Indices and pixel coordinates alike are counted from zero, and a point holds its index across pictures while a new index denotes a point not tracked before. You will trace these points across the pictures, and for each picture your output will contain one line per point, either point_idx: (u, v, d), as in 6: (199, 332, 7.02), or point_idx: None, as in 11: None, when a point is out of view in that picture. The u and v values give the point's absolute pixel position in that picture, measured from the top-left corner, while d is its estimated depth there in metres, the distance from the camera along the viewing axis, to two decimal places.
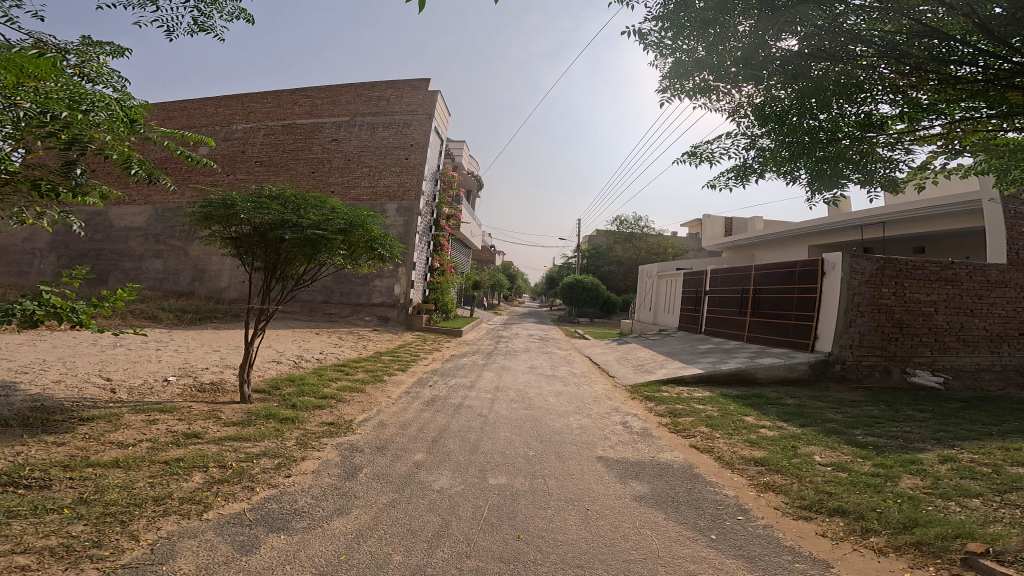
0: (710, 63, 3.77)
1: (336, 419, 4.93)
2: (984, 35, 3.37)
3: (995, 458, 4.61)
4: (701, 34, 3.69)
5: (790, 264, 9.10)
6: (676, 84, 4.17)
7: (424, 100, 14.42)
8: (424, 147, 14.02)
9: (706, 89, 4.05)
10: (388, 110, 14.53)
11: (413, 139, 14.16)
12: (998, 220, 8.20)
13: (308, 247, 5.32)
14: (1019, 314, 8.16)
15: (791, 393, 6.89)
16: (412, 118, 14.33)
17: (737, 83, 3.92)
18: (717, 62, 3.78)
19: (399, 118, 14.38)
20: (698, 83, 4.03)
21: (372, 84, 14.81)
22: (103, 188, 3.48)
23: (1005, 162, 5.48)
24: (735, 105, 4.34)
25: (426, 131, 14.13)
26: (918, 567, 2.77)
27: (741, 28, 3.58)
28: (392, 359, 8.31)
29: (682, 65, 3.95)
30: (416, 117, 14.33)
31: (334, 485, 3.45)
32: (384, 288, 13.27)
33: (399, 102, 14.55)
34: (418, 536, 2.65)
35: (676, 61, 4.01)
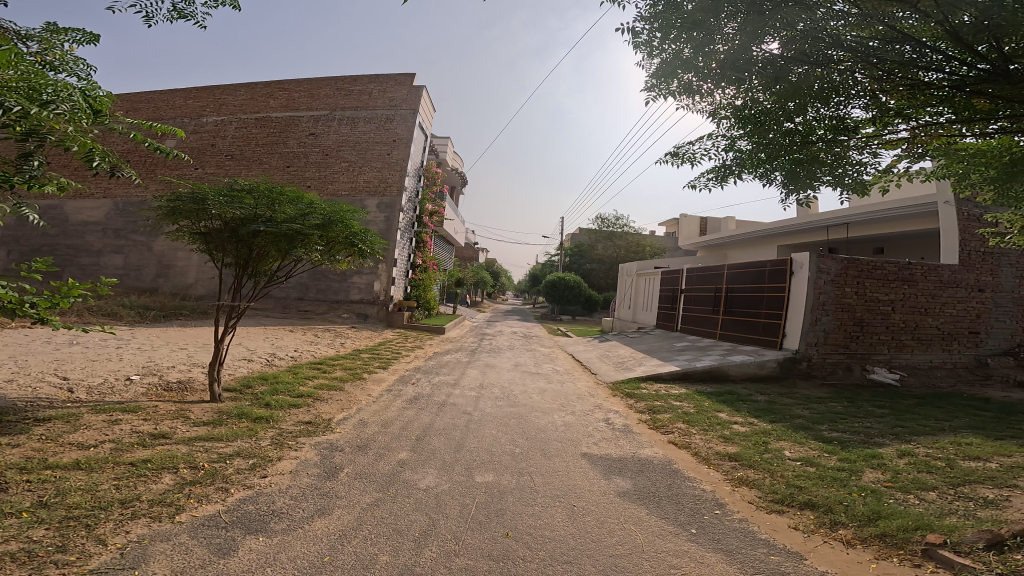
0: (695, 64, 3.84)
1: (314, 418, 4.88)
2: (953, 43, 3.49)
3: (950, 452, 4.79)
4: (688, 36, 3.76)
5: (761, 263, 9.31)
6: (661, 84, 4.22)
7: (408, 95, 14.35)
8: (406, 143, 13.92)
9: (689, 89, 4.11)
10: (370, 105, 14.41)
11: (396, 134, 14.04)
12: (953, 222, 8.51)
13: (284, 242, 5.25)
14: (969, 313, 8.45)
15: (762, 389, 7.04)
16: (395, 113, 14.22)
17: (720, 84, 3.99)
18: (702, 63, 3.85)
19: (381, 113, 14.26)
20: (683, 85, 4.10)
21: (353, 79, 14.69)
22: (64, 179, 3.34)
23: (966, 164, 5.66)
24: (716, 106, 4.41)
25: (410, 126, 14.04)
26: (884, 558, 2.87)
27: (727, 30, 3.65)
28: (371, 357, 8.22)
29: (668, 66, 4.01)
30: (398, 112, 14.23)
31: (313, 485, 3.42)
32: (362, 286, 13.17)
33: (380, 97, 14.45)
34: (405, 535, 2.64)
35: (662, 62, 4.06)
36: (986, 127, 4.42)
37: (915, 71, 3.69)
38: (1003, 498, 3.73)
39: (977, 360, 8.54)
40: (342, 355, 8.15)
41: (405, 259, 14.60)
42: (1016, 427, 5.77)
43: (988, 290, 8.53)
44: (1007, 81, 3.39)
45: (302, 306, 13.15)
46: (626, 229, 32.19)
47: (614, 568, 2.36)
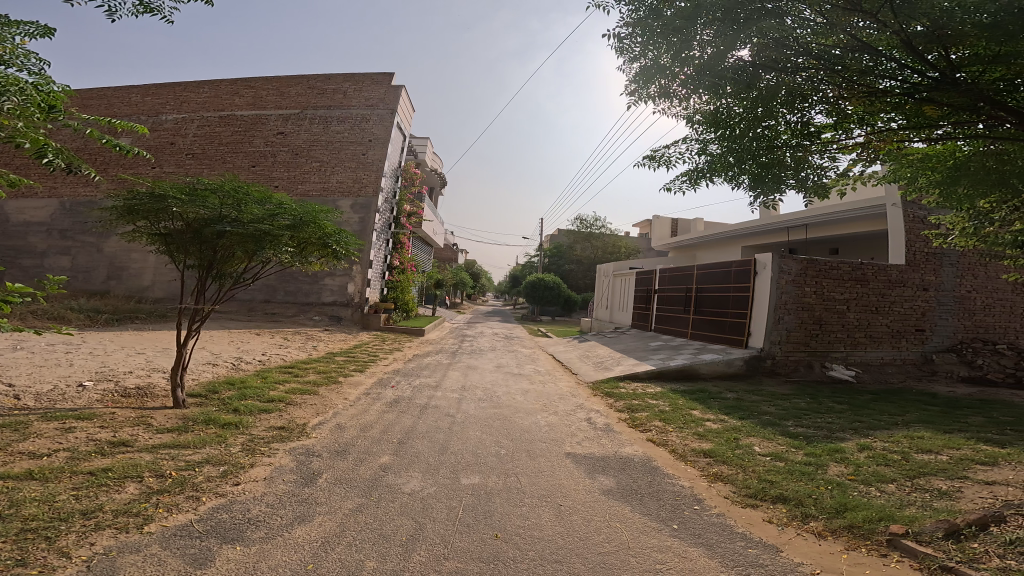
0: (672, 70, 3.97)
1: (287, 423, 4.80)
2: (908, 51, 3.66)
3: (904, 446, 4.99)
4: (666, 42, 3.87)
5: (727, 264, 9.52)
6: (641, 90, 4.33)
7: (385, 94, 14.25)
8: (383, 143, 13.77)
9: (667, 94, 4.22)
10: (345, 104, 14.26)
11: (372, 134, 13.89)
12: (899, 225, 8.83)
13: (252, 243, 5.14)
14: (915, 312, 8.79)
15: (731, 387, 7.22)
16: (371, 113, 14.10)
17: (694, 91, 4.12)
18: (678, 70, 3.98)
19: (356, 112, 14.12)
20: (659, 89, 4.21)
21: (326, 78, 14.53)
22: (11, 176, 3.17)
23: (915, 168, 5.92)
24: (689, 112, 4.52)
25: (387, 126, 13.91)
26: (853, 549, 2.97)
27: (702, 36, 3.80)
28: (346, 360, 8.12)
29: (647, 72, 4.12)
30: (375, 111, 14.11)
31: (290, 492, 3.36)
32: (335, 287, 12.98)
33: (355, 96, 14.33)
34: (392, 540, 2.65)
35: (640, 67, 4.18)
36: (933, 132, 4.64)
37: (872, 79, 3.86)
38: (956, 488, 3.90)
39: (924, 357, 8.86)
40: (316, 358, 8.04)
41: (381, 260, 14.38)
42: (962, 420, 6.04)
43: (932, 289, 8.88)
44: (955, 89, 3.58)
45: (269, 308, 12.90)
46: (603, 231, 32.45)
47: (604, 566, 2.41)
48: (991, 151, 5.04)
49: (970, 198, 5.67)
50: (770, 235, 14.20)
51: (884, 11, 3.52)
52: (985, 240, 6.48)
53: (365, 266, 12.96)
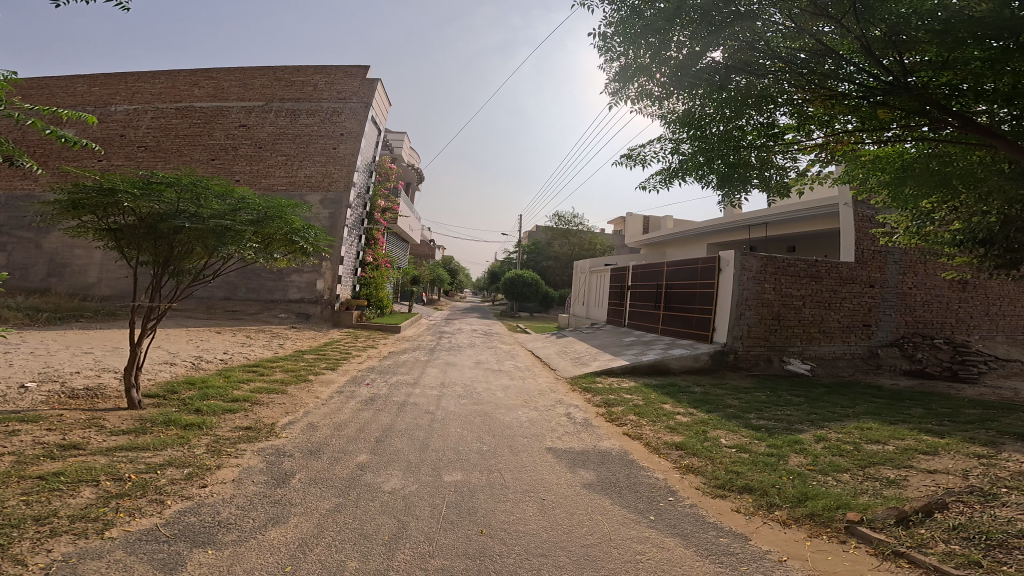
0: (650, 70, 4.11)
1: (254, 423, 4.70)
2: (868, 55, 3.85)
3: (856, 437, 5.20)
4: (646, 42, 4.00)
5: (694, 261, 9.73)
6: (623, 89, 4.46)
7: (360, 87, 14.00)
8: (355, 138, 13.53)
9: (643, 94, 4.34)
10: (315, 97, 13.94)
11: (345, 128, 13.64)
12: (850, 223, 9.16)
13: (212, 238, 5.01)
14: (863, 308, 9.12)
15: (699, 381, 7.41)
16: (343, 106, 13.81)
17: (674, 91, 4.26)
18: (656, 70, 4.13)
19: (326, 106, 13.83)
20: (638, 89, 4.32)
21: (296, 70, 14.21)
22: None
23: (865, 169, 6.18)
24: (663, 113, 4.64)
25: (359, 120, 13.67)
26: (815, 536, 3.10)
27: (678, 38, 3.98)
28: (316, 357, 7.99)
29: (627, 71, 4.24)
30: (347, 105, 13.84)
31: (262, 493, 3.30)
32: (303, 284, 12.72)
33: (326, 89, 14.01)
34: (374, 540, 2.68)
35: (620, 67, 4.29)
36: (884, 134, 4.87)
37: (832, 82, 4.03)
38: (904, 477, 4.09)
39: (870, 351, 9.20)
40: (283, 356, 7.87)
41: (354, 255, 14.06)
42: (906, 412, 6.35)
43: (878, 286, 9.24)
44: (908, 92, 3.80)
45: (229, 306, 12.57)
46: (581, 228, 32.53)
47: (587, 558, 2.57)
48: (930, 152, 5.42)
49: (914, 198, 5.96)
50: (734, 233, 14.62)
51: (847, 17, 3.71)
52: (925, 239, 6.77)
53: (336, 262, 12.75)
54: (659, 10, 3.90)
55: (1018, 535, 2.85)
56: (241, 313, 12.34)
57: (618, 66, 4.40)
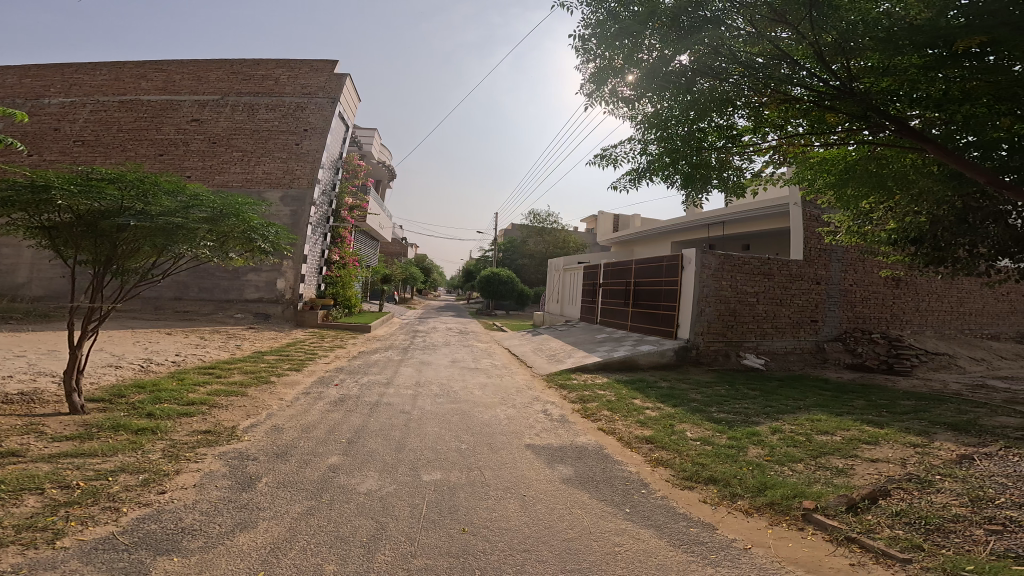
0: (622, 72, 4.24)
1: (213, 427, 4.55)
2: (820, 61, 4.07)
3: (807, 428, 5.42)
4: (619, 44, 4.12)
5: (659, 259, 9.96)
6: (597, 90, 4.56)
7: (327, 82, 13.77)
8: (320, 134, 13.21)
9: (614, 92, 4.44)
10: (276, 91, 13.63)
11: (309, 124, 13.31)
12: (799, 222, 9.51)
13: (161, 237, 4.77)
14: (810, 304, 9.50)
15: (665, 376, 7.62)
16: (308, 101, 13.53)
17: (643, 93, 4.38)
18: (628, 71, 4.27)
19: (289, 101, 13.52)
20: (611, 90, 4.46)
21: (256, 64, 13.89)
22: None
23: (814, 171, 6.40)
24: (631, 114, 4.76)
25: (325, 116, 13.38)
26: (775, 524, 3.22)
27: (648, 41, 4.12)
28: (279, 358, 7.81)
29: (602, 72, 4.38)
30: (313, 100, 13.57)
31: (227, 498, 3.19)
32: (260, 283, 12.37)
33: (289, 83, 13.73)
34: (353, 542, 2.66)
35: (595, 69, 4.42)
36: (833, 137, 5.11)
37: (787, 86, 4.24)
38: (851, 467, 4.28)
39: (817, 345, 9.56)
40: (243, 358, 7.65)
41: (318, 254, 13.66)
42: (851, 403, 6.66)
43: (823, 283, 9.62)
44: (851, 97, 4.03)
45: (180, 306, 12.15)
46: (556, 225, 32.55)
47: (569, 551, 2.71)
48: (874, 155, 5.59)
49: (854, 198, 6.25)
50: (694, 232, 15.07)
51: (803, 24, 3.92)
52: (864, 238, 7.07)
53: (298, 262, 12.37)
54: (633, 12, 4.07)
55: (955, 520, 3.06)
56: (193, 313, 11.94)
57: (591, 68, 4.50)
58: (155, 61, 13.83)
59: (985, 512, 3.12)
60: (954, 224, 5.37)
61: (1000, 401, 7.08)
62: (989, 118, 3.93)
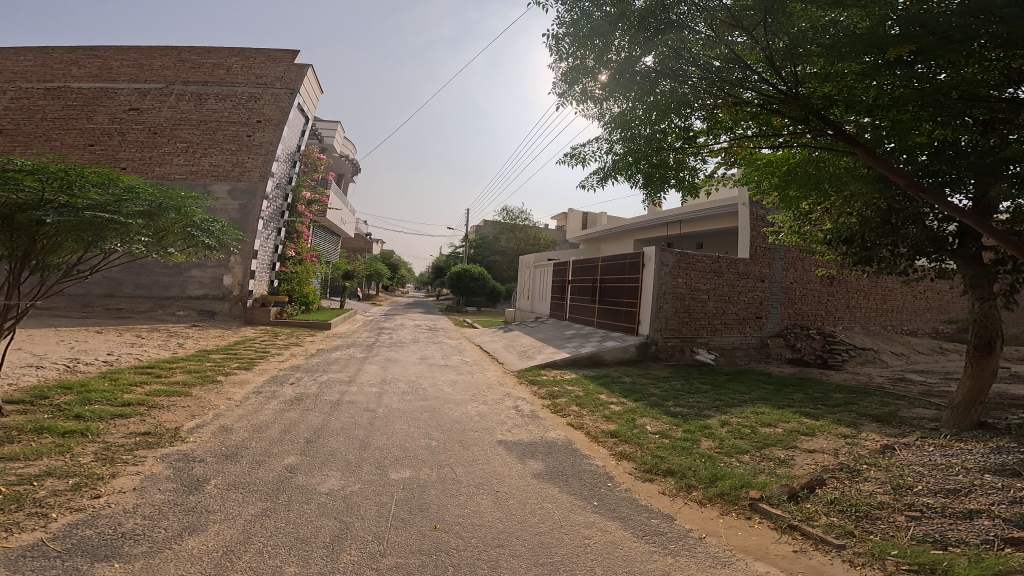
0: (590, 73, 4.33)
1: (153, 429, 4.33)
2: (771, 68, 4.27)
3: (753, 420, 5.63)
4: (590, 44, 4.21)
5: (622, 257, 10.18)
6: (567, 90, 4.62)
7: (286, 73, 13.52)
8: (275, 126, 12.83)
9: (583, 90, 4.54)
10: (228, 80, 13.22)
11: (264, 115, 12.94)
12: (747, 222, 9.86)
13: (87, 231, 4.50)
14: (755, 300, 9.85)
15: (628, 371, 7.80)
16: (263, 92, 13.20)
17: (613, 95, 4.46)
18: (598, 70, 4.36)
19: (241, 91, 13.15)
20: (581, 91, 4.54)
21: (205, 52, 13.45)
22: None
23: (760, 172, 6.62)
24: (597, 115, 4.83)
25: (282, 108, 13.05)
26: (725, 514, 3.33)
27: (618, 42, 4.23)
28: (226, 357, 7.54)
29: (574, 72, 4.44)
30: (268, 91, 13.24)
31: (171, 501, 3.03)
32: (205, 279, 11.91)
33: (242, 73, 13.37)
34: (315, 542, 2.61)
35: (566, 68, 4.49)
36: (779, 140, 5.31)
37: (740, 90, 4.41)
38: (791, 457, 4.46)
39: (761, 341, 9.93)
40: (187, 357, 7.36)
41: (270, 249, 13.25)
42: (792, 396, 6.96)
43: (767, 280, 9.99)
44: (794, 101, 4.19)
45: (112, 303, 11.56)
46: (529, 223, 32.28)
47: (541, 545, 2.74)
48: (814, 157, 5.77)
49: (795, 200, 6.51)
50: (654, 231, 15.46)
51: (756, 30, 4.09)
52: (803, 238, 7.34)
53: (247, 257, 11.99)
54: (605, 13, 4.16)
55: (881, 506, 3.25)
56: (128, 311, 11.40)
57: (563, 67, 4.56)
58: (90, 47, 13.22)
59: (905, 499, 3.34)
60: (879, 226, 5.74)
61: (918, 393, 7.53)
62: (915, 122, 4.15)
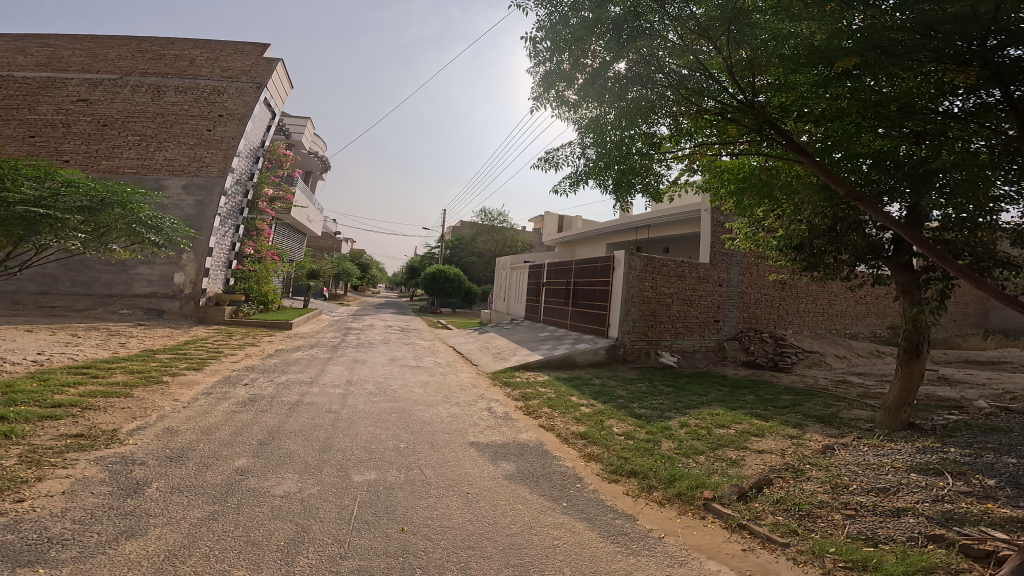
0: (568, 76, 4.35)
1: (87, 430, 4.07)
2: (732, 77, 4.37)
3: (708, 421, 5.72)
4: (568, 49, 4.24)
5: (594, 260, 10.28)
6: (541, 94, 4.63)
7: (253, 66, 13.13)
8: (238, 120, 12.42)
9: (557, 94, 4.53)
10: (191, 73, 12.75)
11: (227, 109, 12.52)
12: (709, 227, 10.06)
13: (18, 225, 4.69)
14: (714, 305, 10.07)
15: (597, 373, 7.86)
16: (227, 85, 12.77)
17: (589, 100, 4.47)
18: (575, 75, 4.38)
19: (205, 84, 12.68)
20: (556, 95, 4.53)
21: (168, 42, 12.91)
22: None
23: (718, 180, 6.75)
24: (571, 119, 4.86)
25: (246, 102, 12.65)
26: (683, 513, 3.36)
27: (594, 47, 4.27)
28: (173, 357, 7.25)
29: (550, 76, 4.45)
30: (233, 84, 12.82)
31: (107, 504, 2.84)
32: (151, 277, 11.44)
33: (206, 65, 12.91)
34: (268, 545, 2.50)
35: (543, 72, 4.50)
36: (738, 147, 5.40)
37: (704, 98, 4.49)
38: (742, 457, 4.53)
39: (718, 344, 10.17)
40: (130, 357, 7.04)
41: (227, 246, 12.82)
42: (746, 398, 7.11)
43: (725, 285, 10.22)
44: (749, 111, 4.28)
45: (45, 300, 10.99)
46: (507, 225, 32.21)
47: (511, 546, 2.70)
48: (768, 166, 5.96)
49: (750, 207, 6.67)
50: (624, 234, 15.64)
51: (720, 39, 4.17)
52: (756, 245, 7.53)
53: (201, 254, 11.58)
54: (583, 18, 4.17)
55: (821, 505, 3.35)
56: (62, 308, 10.84)
57: (539, 71, 4.58)
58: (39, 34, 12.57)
59: (842, 498, 3.44)
60: (825, 235, 5.90)
61: (857, 395, 7.81)
62: (857, 134, 4.30)
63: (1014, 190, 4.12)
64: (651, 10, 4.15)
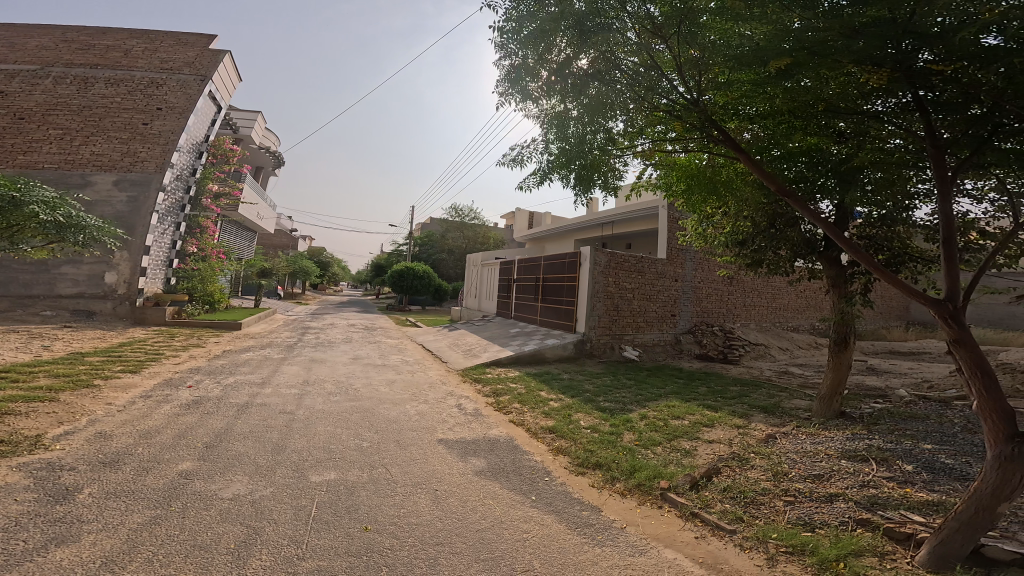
0: (531, 69, 4.22)
1: (7, 436, 3.69)
2: (683, 76, 4.30)
3: (664, 413, 5.69)
4: (531, 43, 4.10)
5: (562, 256, 10.22)
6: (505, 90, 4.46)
7: (196, 57, 12.53)
8: (179, 114, 11.79)
9: (521, 90, 4.38)
10: (128, 64, 12.01)
11: (167, 102, 11.86)
12: (665, 224, 10.06)
13: None
14: (671, 300, 10.14)
15: (564, 368, 7.76)
16: (167, 77, 12.11)
17: (553, 95, 4.35)
18: (539, 70, 4.24)
19: (141, 76, 11.97)
20: (523, 92, 4.35)
21: (100, 31, 12.22)
22: None
23: (669, 178, 6.72)
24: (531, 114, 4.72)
25: (188, 95, 12.02)
26: (643, 504, 3.27)
27: (559, 44, 4.14)
28: (107, 360, 6.78)
29: (516, 72, 4.28)
30: (175, 76, 12.17)
31: (31, 512, 2.53)
32: (76, 275, 10.73)
33: (144, 56, 12.22)
34: (217, 549, 2.27)
35: (508, 67, 4.33)
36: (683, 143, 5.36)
37: (657, 97, 4.39)
38: (695, 447, 4.50)
39: (675, 338, 10.24)
40: (56, 360, 6.54)
41: (167, 245, 12.18)
42: (700, 390, 7.15)
43: (680, 280, 10.32)
44: (695, 108, 4.18)
45: None
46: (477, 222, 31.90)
47: (482, 541, 2.54)
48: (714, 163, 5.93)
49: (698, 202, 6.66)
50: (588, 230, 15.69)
51: (674, 37, 4.13)
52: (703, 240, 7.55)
53: (136, 253, 10.92)
54: (548, 12, 4.03)
55: (764, 492, 3.31)
56: None
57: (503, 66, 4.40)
58: None
59: (783, 485, 3.42)
60: (764, 230, 5.87)
61: (798, 385, 8.00)
62: (791, 131, 4.28)
63: (927, 187, 4.20)
64: (612, 8, 4.09)
